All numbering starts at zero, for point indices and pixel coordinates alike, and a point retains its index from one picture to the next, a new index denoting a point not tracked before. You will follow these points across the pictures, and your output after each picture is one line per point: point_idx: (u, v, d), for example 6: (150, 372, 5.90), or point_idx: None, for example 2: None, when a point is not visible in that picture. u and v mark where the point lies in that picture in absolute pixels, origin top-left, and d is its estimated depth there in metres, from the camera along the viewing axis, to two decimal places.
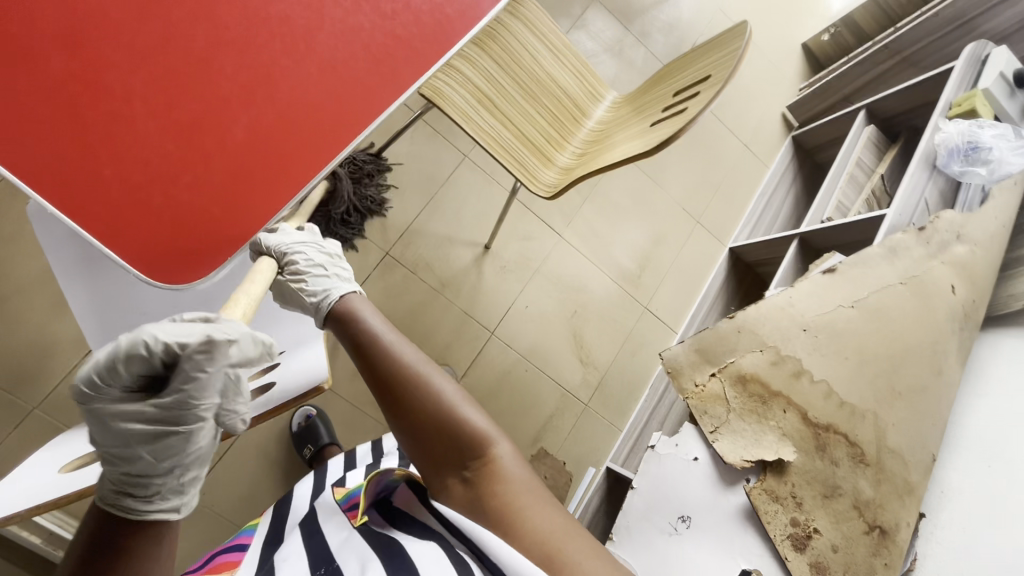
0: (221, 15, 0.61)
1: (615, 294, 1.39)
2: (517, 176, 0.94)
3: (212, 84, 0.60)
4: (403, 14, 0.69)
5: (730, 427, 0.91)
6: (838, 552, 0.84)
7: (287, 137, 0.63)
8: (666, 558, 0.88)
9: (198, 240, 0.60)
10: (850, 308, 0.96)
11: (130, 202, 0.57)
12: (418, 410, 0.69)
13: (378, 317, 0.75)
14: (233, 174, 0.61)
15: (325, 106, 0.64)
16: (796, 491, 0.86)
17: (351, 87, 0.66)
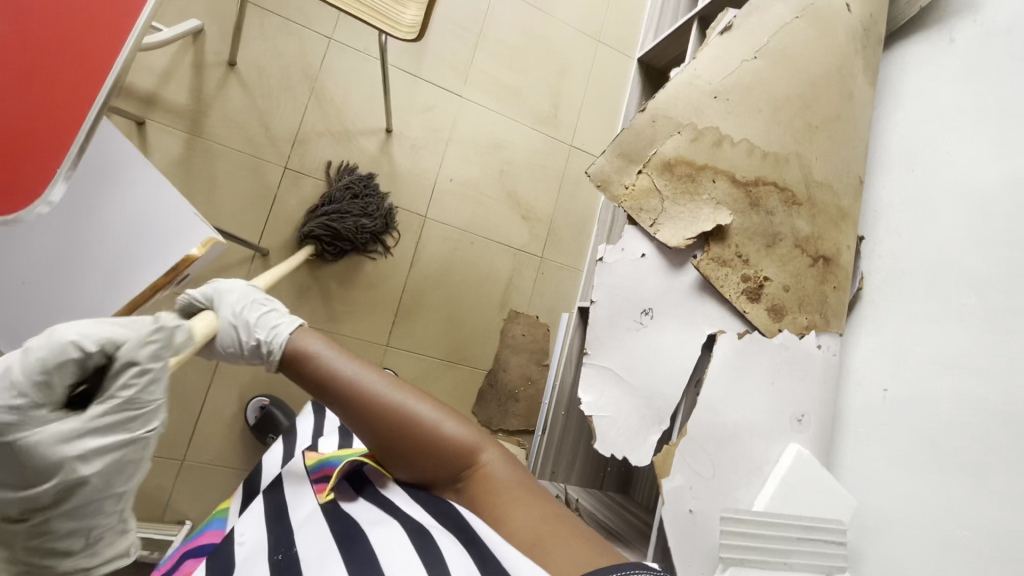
0: None
1: (537, 141, 1.34)
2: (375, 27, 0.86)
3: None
4: None
5: (668, 214, 0.91)
6: (790, 291, 0.88)
7: (53, 70, 0.62)
8: (639, 350, 0.90)
9: (21, 154, 0.60)
10: (754, 59, 0.92)
11: None
12: (405, 430, 0.67)
13: (338, 356, 0.71)
14: (26, 82, 0.61)
15: (72, 42, 0.63)
16: (741, 249, 0.88)
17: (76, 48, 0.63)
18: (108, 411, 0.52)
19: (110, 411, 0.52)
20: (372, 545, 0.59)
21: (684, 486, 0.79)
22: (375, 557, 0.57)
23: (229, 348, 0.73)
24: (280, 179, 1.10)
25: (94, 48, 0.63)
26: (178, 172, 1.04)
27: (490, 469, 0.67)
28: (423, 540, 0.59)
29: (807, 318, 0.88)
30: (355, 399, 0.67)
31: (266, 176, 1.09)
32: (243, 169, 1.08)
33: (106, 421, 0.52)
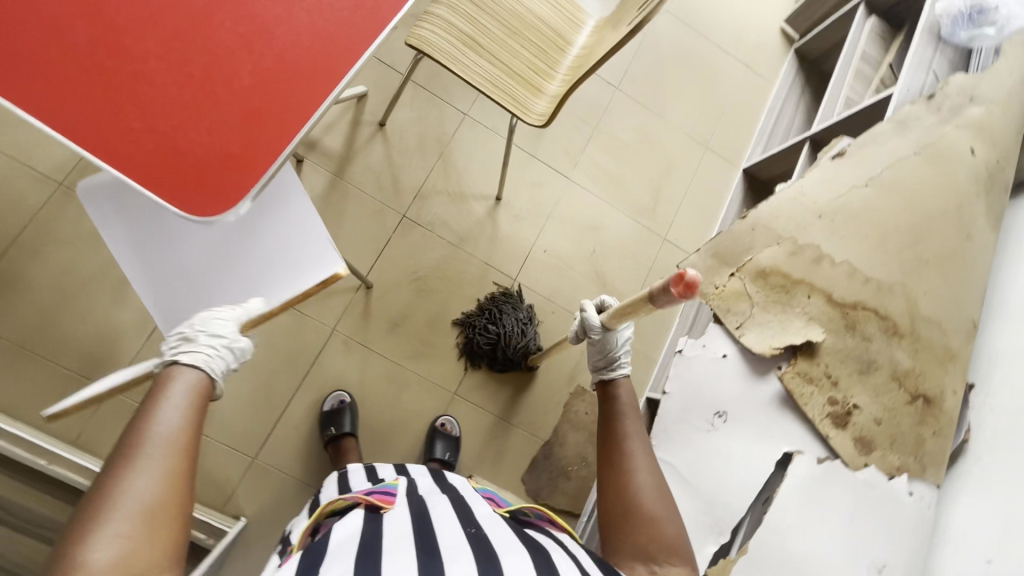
0: (205, 33, 0.64)
1: (633, 229, 1.40)
2: (509, 110, 0.97)
3: (224, 75, 0.63)
4: (326, 18, 0.68)
5: (756, 320, 0.90)
6: (882, 424, 0.83)
7: (267, 99, 0.64)
8: (706, 453, 0.87)
9: (216, 175, 0.61)
10: (864, 187, 0.94)
11: (159, 147, 0.60)
12: (620, 490, 0.66)
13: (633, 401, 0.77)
14: (242, 112, 0.63)
15: (287, 84, 0.65)
16: (831, 370, 0.85)
17: (288, 86, 0.65)
18: None
19: None
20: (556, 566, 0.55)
21: None
22: None
23: (609, 347, 0.84)
24: (397, 225, 1.24)
25: (305, 93, 0.65)
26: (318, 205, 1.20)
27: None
28: None
29: (899, 459, 0.82)
30: (608, 449, 0.70)
31: (386, 221, 1.23)
32: (369, 212, 1.23)
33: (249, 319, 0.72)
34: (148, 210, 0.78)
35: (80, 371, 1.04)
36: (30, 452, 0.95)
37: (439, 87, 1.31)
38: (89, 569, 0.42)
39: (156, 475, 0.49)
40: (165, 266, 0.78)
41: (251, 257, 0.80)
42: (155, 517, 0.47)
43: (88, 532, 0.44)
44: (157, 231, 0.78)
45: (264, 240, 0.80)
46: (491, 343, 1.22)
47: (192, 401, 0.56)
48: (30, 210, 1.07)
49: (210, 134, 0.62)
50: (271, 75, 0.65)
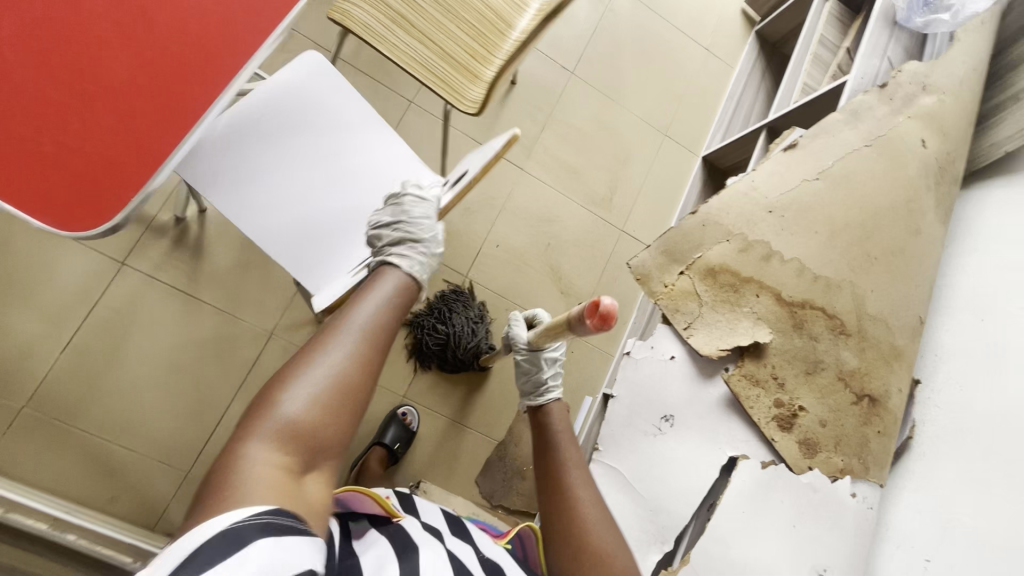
0: (73, 21, 0.56)
1: (589, 220, 1.35)
2: (441, 95, 0.92)
3: (98, 70, 0.56)
4: (218, 4, 0.61)
5: (704, 320, 0.87)
6: (827, 426, 0.82)
7: (150, 98, 0.57)
8: (652, 458, 0.84)
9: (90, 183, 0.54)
10: (815, 180, 0.91)
11: (18, 152, 0.53)
12: (574, 531, 0.62)
13: (568, 428, 0.75)
14: (121, 113, 0.56)
15: (174, 78, 0.58)
16: (777, 371, 0.83)
17: (174, 83, 0.58)
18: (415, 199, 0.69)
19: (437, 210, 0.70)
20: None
21: None
22: None
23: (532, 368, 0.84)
24: None
25: (195, 90, 0.58)
26: None
27: None
28: None
29: (843, 461, 0.81)
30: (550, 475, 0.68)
31: None
32: None
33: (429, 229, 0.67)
34: (228, 150, 0.72)
35: None
36: None
37: (383, 73, 1.23)
38: (288, 410, 0.44)
39: (345, 352, 0.49)
40: (262, 213, 0.73)
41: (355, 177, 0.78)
42: (342, 391, 0.48)
43: (287, 382, 0.46)
44: (241, 174, 0.73)
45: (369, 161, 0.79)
46: (441, 343, 1.17)
47: (394, 301, 0.57)
48: None
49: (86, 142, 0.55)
50: (155, 69, 0.58)
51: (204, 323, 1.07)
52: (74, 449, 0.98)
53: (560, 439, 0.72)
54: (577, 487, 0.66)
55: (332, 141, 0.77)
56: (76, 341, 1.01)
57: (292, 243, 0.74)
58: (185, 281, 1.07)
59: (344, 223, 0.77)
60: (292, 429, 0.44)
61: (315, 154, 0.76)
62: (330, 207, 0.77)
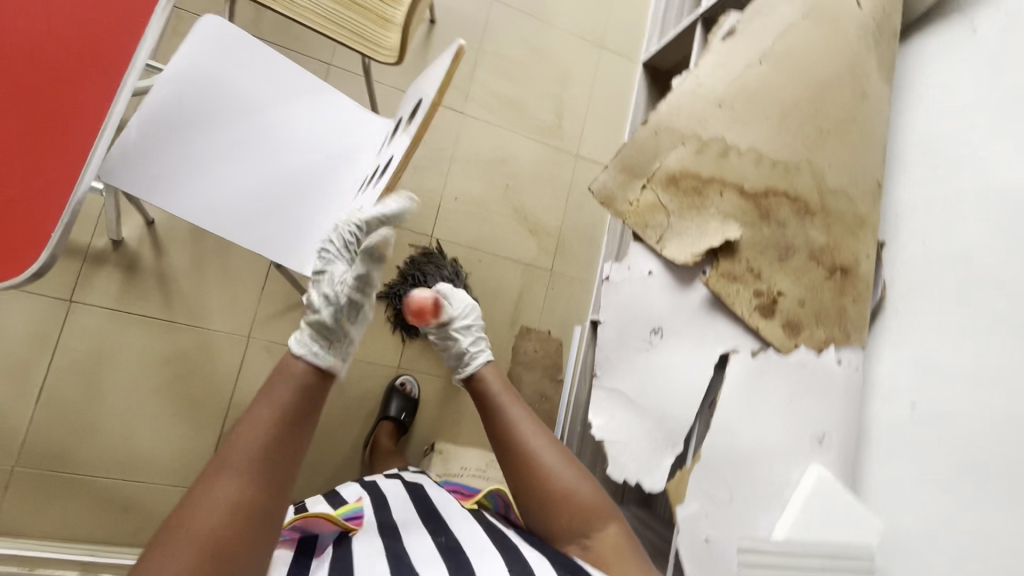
0: None
1: (543, 153, 1.32)
2: (353, 48, 0.85)
3: None
4: (82, 50, 0.64)
5: (674, 229, 0.88)
6: (806, 305, 0.84)
7: (39, 147, 0.59)
8: (649, 372, 0.87)
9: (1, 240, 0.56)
10: (758, 63, 0.89)
11: None
12: (537, 480, 0.74)
13: (503, 389, 0.82)
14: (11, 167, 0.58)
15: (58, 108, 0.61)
16: (752, 263, 0.85)
17: (55, 128, 0.60)
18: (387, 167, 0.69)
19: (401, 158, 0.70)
20: (527, 557, 0.67)
21: (699, 513, 0.76)
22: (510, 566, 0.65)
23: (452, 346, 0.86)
24: None
25: (79, 129, 0.60)
26: None
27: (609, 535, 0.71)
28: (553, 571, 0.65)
29: (825, 333, 0.84)
30: (504, 433, 0.78)
31: None
32: None
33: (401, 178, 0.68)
34: (163, 140, 0.73)
35: None
36: None
37: (293, 39, 1.14)
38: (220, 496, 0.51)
39: (265, 422, 0.55)
40: (220, 189, 0.75)
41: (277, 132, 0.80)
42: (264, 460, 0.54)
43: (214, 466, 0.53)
44: (183, 161, 0.74)
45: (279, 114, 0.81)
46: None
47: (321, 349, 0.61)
48: None
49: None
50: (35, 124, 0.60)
51: (174, 342, 1.03)
52: (79, 495, 0.96)
53: (500, 404, 0.81)
54: (532, 442, 0.76)
55: (258, 101, 0.80)
56: (47, 389, 0.97)
57: (255, 219, 0.76)
58: (142, 304, 1.02)
59: (302, 177, 0.80)
60: (228, 509, 0.51)
61: (250, 117, 0.79)
62: (271, 171, 0.78)
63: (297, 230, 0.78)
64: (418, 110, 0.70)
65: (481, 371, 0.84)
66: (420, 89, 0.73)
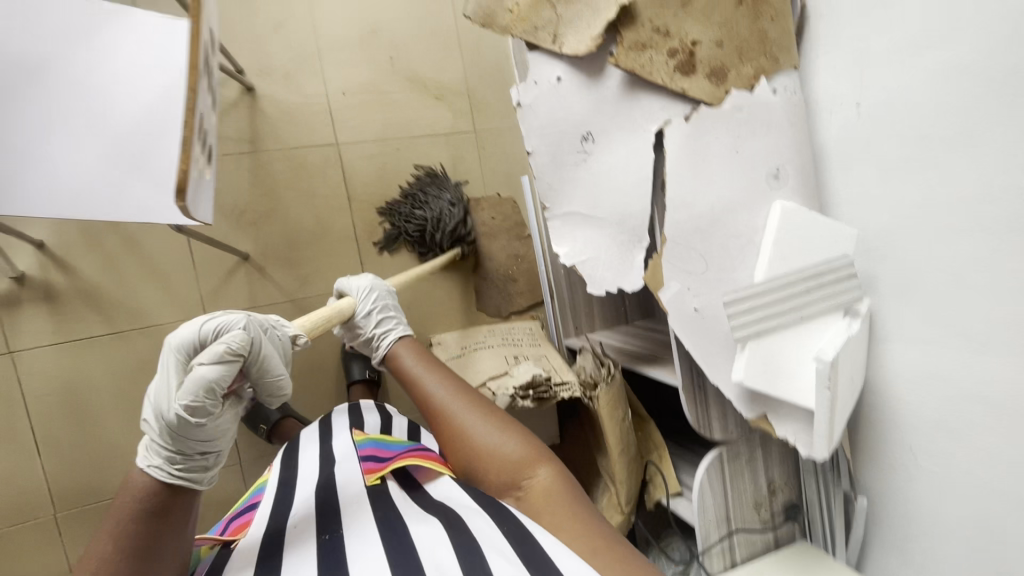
0: None
1: (415, 6, 1.17)
2: None
3: None
4: None
5: (567, 21, 0.80)
6: (725, 44, 0.78)
7: None
8: (594, 180, 0.84)
9: None
10: None
11: None
12: (464, 444, 0.76)
13: (415, 362, 0.87)
14: None
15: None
16: (657, 22, 0.76)
17: None
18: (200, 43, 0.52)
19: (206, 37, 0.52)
20: (415, 534, 0.63)
21: (682, 289, 0.76)
22: (415, 551, 0.60)
23: (358, 333, 0.91)
24: None
25: None
26: None
27: (539, 482, 0.70)
28: (467, 544, 0.61)
29: (753, 66, 0.79)
30: (426, 406, 0.81)
31: None
32: None
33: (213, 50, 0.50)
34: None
35: (11, 520, 0.94)
36: None
37: None
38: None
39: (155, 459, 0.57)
40: (72, 174, 0.67)
41: (91, 80, 0.68)
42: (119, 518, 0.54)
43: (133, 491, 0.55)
44: (22, 159, 0.68)
45: (82, 58, 0.68)
46: (420, 228, 1.10)
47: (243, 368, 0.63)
48: None
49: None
50: None
51: (137, 348, 1.00)
52: None
53: (420, 380, 0.84)
54: (457, 411, 0.78)
55: (53, 54, 0.67)
56: (43, 437, 0.96)
57: (120, 182, 0.67)
58: (84, 327, 0.97)
59: (143, 116, 0.66)
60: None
61: (53, 75, 0.67)
62: (109, 125, 0.67)
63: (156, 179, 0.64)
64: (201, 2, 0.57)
65: (390, 352, 0.90)
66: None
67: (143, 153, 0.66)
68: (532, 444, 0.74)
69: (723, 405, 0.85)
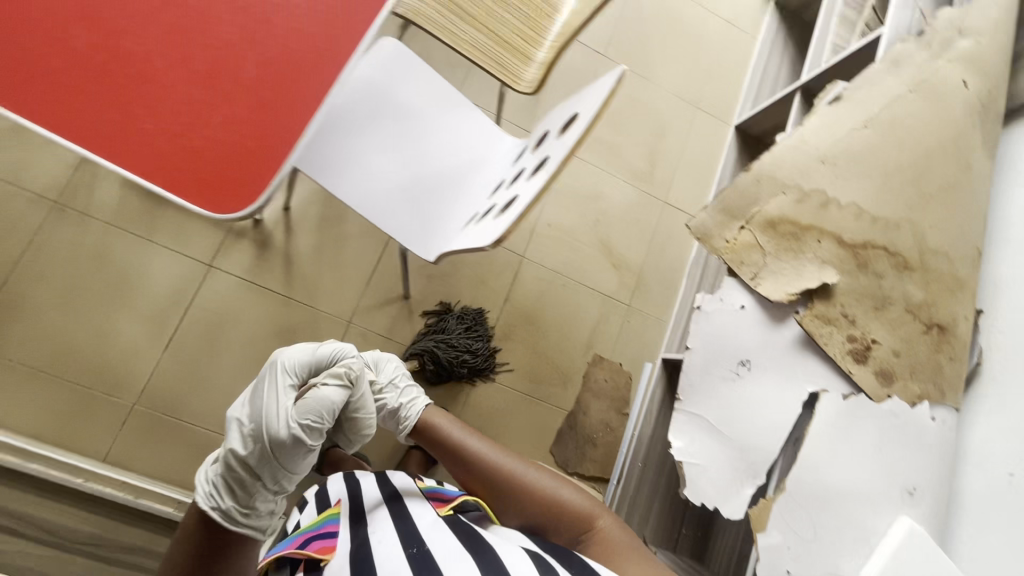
0: (213, 32, 0.64)
1: (634, 195, 1.41)
2: (499, 78, 0.98)
3: (232, 83, 0.63)
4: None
5: (770, 269, 0.92)
6: (900, 356, 0.86)
7: (278, 88, 0.64)
8: (734, 400, 0.89)
9: (232, 172, 0.61)
10: (863, 128, 0.96)
11: (173, 147, 0.59)
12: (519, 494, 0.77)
13: (450, 422, 0.88)
14: (260, 103, 0.63)
15: (254, 102, 0.63)
16: (847, 309, 0.87)
17: (281, 84, 0.65)
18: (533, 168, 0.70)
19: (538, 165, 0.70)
20: (498, 554, 0.63)
21: (782, 544, 0.77)
22: (500, 560, 0.61)
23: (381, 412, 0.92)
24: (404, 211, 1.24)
25: (298, 97, 0.65)
26: (321, 198, 1.19)
27: (606, 532, 0.73)
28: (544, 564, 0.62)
29: (919, 387, 0.85)
30: (472, 461, 0.82)
31: None
32: None
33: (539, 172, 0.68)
34: (334, 130, 0.85)
35: (103, 388, 1.04)
36: (65, 473, 0.96)
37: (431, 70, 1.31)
38: None
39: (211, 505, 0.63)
40: (372, 177, 0.86)
41: (427, 133, 0.92)
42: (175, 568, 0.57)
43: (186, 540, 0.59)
44: (349, 152, 0.86)
45: (431, 117, 0.93)
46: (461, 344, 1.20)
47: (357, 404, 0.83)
48: (30, 230, 1.05)
49: (106, 140, 0.57)
50: (277, 77, 0.65)
51: (288, 315, 1.13)
52: (181, 442, 1.05)
53: (455, 437, 0.85)
54: (511, 468, 0.80)
55: (417, 106, 0.92)
56: (176, 339, 1.08)
57: (402, 203, 0.86)
58: (267, 278, 1.14)
59: (445, 175, 0.91)
60: None
61: (407, 117, 0.91)
62: (419, 166, 0.90)
63: (433, 219, 0.88)
64: (543, 141, 0.76)
65: (420, 420, 0.90)
66: (547, 124, 0.79)
67: (431, 197, 0.89)
68: (591, 496, 0.78)
69: None
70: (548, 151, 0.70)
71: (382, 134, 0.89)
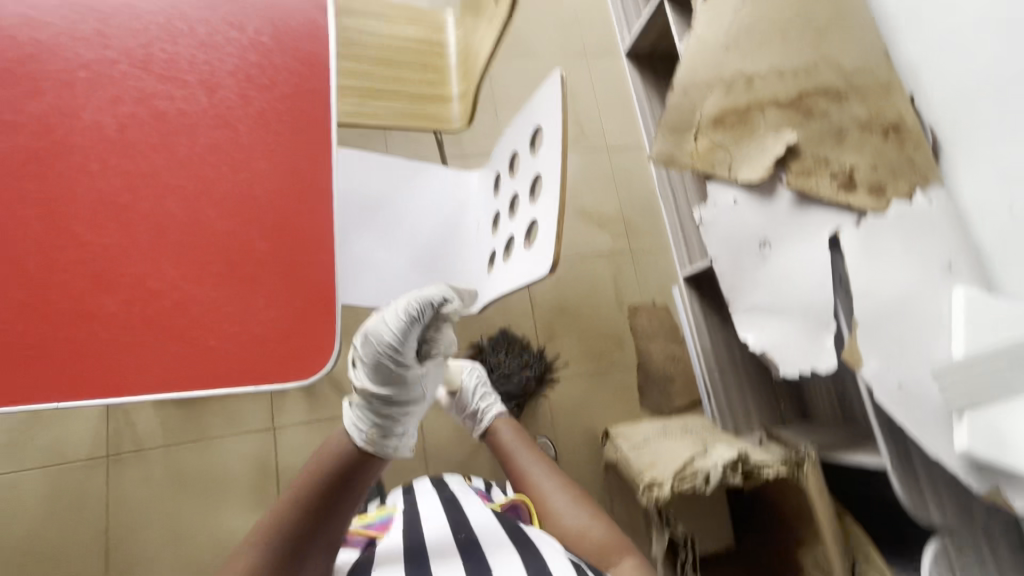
0: (213, 243, 0.75)
1: (580, 157, 1.49)
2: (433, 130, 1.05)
3: (257, 273, 0.75)
4: (264, 172, 0.79)
5: (739, 158, 1.02)
6: (879, 167, 0.95)
7: (288, 255, 0.77)
8: (773, 277, 0.99)
9: (292, 341, 0.73)
10: (742, 5, 1.06)
11: (242, 350, 0.71)
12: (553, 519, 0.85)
13: (514, 436, 1.01)
14: (284, 277, 0.76)
15: (249, 284, 0.75)
16: (818, 155, 0.97)
17: (288, 252, 0.77)
18: (533, 188, 0.76)
19: (534, 183, 0.76)
20: (543, 554, 0.75)
21: (882, 367, 0.86)
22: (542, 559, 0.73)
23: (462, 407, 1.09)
24: None
25: (302, 257, 0.77)
26: None
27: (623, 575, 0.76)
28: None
29: (907, 182, 0.95)
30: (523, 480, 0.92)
31: None
32: None
33: (540, 188, 0.74)
34: (344, 270, 0.92)
35: None
36: None
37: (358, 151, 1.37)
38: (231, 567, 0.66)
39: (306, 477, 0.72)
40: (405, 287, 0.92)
41: (409, 211, 0.97)
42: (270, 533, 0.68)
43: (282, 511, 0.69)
44: (359, 266, 0.92)
45: (404, 196, 0.98)
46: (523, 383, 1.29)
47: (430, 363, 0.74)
48: None
49: (189, 372, 0.69)
50: (282, 249, 0.77)
51: None
52: None
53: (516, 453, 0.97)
54: (544, 494, 0.89)
55: (388, 194, 0.97)
56: None
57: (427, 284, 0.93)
58: None
59: (444, 238, 0.97)
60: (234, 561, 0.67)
61: (386, 207, 0.96)
62: (421, 243, 0.96)
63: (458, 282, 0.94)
64: (517, 161, 0.84)
65: (493, 424, 1.04)
66: (510, 145, 0.86)
67: (445, 264, 0.95)
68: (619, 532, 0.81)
69: (936, 486, 0.87)
70: (534, 168, 0.76)
71: (376, 235, 0.94)
